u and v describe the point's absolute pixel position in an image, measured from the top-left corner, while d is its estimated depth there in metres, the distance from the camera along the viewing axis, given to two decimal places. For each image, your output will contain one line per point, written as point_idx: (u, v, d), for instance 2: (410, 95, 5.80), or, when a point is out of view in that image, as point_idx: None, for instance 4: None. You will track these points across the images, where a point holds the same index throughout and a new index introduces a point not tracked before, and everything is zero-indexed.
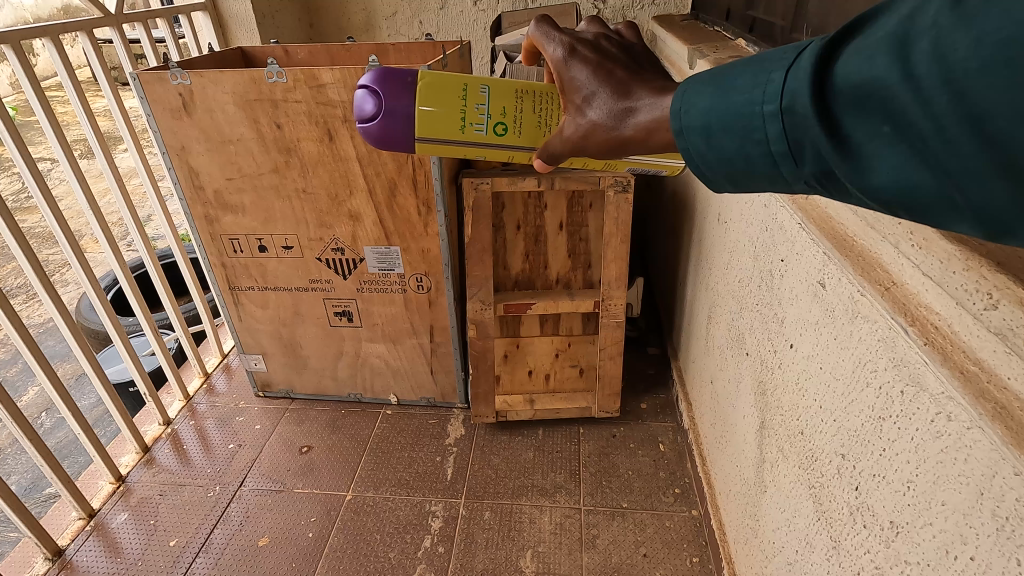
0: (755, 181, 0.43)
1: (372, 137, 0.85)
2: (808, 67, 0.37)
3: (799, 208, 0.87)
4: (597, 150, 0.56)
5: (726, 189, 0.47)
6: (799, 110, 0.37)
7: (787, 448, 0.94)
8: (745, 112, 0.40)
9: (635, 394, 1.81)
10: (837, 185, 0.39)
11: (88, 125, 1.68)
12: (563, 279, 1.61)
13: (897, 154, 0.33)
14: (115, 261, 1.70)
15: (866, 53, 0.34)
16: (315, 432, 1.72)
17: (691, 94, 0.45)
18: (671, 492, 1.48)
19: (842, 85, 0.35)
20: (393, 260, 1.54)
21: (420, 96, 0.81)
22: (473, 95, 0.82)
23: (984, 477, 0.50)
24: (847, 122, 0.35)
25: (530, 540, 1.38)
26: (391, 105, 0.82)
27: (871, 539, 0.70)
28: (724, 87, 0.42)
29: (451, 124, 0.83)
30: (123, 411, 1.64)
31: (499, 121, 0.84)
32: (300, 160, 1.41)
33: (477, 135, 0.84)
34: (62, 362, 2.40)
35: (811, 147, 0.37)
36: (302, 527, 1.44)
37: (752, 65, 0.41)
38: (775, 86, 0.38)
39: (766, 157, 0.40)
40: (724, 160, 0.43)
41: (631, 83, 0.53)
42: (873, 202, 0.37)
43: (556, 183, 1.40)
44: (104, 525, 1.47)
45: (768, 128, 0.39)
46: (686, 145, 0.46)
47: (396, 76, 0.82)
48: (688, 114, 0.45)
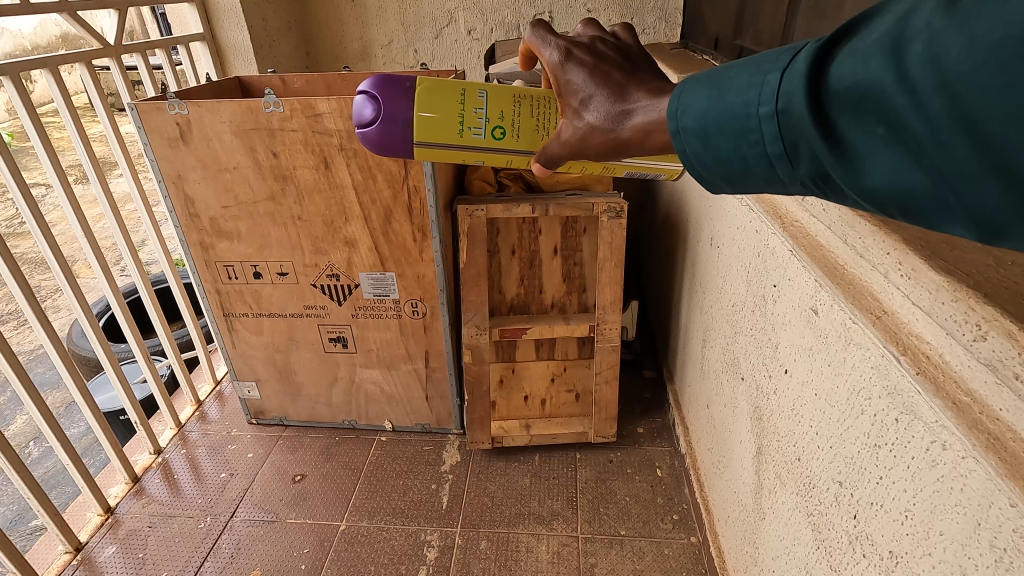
0: (752, 181, 0.44)
1: (372, 143, 0.86)
2: (803, 69, 0.38)
3: (789, 236, 0.89)
4: (595, 151, 0.57)
5: (722, 189, 0.48)
6: (794, 112, 0.38)
7: (785, 474, 0.94)
8: (741, 113, 0.42)
9: (632, 417, 1.81)
10: (832, 186, 0.40)
11: (84, 153, 1.69)
12: (558, 303, 1.62)
13: (891, 155, 0.34)
14: (109, 289, 1.69)
15: (860, 55, 0.35)
16: (309, 460, 1.70)
17: (686, 97, 0.46)
18: (669, 518, 1.47)
19: (837, 86, 0.36)
20: (388, 285, 1.54)
21: (419, 101, 0.82)
22: (472, 100, 0.84)
23: (980, 508, 0.50)
24: (842, 123, 0.36)
25: (527, 569, 1.36)
26: (389, 112, 0.83)
27: (871, 568, 0.69)
28: (720, 90, 0.43)
29: (450, 129, 0.83)
30: (113, 441, 1.62)
31: (497, 125, 0.84)
32: (296, 187, 1.42)
33: (475, 139, 0.84)
34: (52, 390, 2.38)
35: (806, 147, 0.39)
36: (295, 559, 1.41)
37: (747, 67, 0.42)
38: (771, 88, 0.40)
39: (762, 158, 0.42)
40: (719, 160, 0.45)
41: (625, 84, 0.54)
42: (867, 202, 0.38)
43: (551, 209, 1.42)
44: (91, 559, 1.43)
45: (764, 129, 0.40)
46: (683, 146, 0.47)
47: (394, 81, 0.83)
48: (684, 115, 0.46)
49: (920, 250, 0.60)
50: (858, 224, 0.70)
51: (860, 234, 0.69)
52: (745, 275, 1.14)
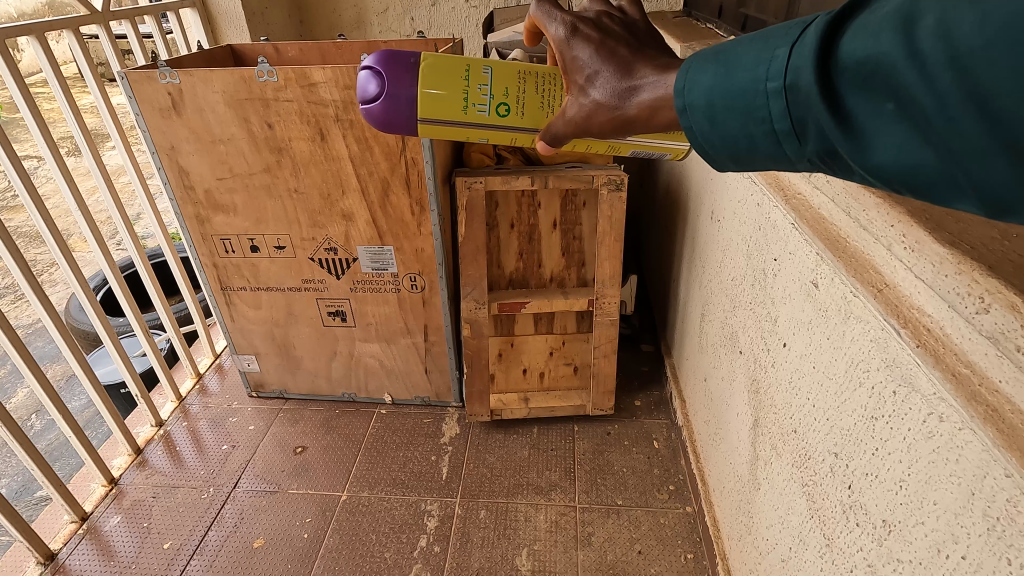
0: (759, 159, 0.44)
1: (376, 119, 0.83)
2: (813, 43, 0.37)
3: (792, 209, 0.87)
4: (601, 130, 0.56)
5: (728, 166, 0.47)
6: (802, 88, 0.37)
7: (780, 445, 0.95)
8: (749, 89, 0.40)
9: (629, 391, 1.82)
10: (839, 164, 0.39)
11: (75, 125, 1.66)
12: (557, 277, 1.61)
13: (901, 131, 0.33)
14: (105, 262, 1.68)
15: (871, 28, 0.34)
16: (309, 432, 1.71)
17: (693, 73, 0.45)
18: (665, 489, 1.49)
19: (846, 61, 0.35)
20: (387, 260, 1.53)
21: (424, 78, 0.80)
22: (476, 76, 0.82)
23: (975, 478, 0.51)
24: (851, 101, 0.35)
25: (526, 538, 1.38)
26: (394, 89, 0.81)
27: (864, 537, 0.71)
28: (728, 64, 0.42)
29: (454, 105, 0.82)
30: (115, 413, 1.63)
31: (502, 102, 0.83)
32: (292, 159, 1.40)
33: (479, 115, 0.83)
34: (52, 364, 2.39)
35: (814, 124, 0.38)
36: (298, 528, 1.43)
37: (755, 41, 0.41)
38: (779, 63, 0.39)
39: (769, 135, 0.41)
40: (726, 139, 0.44)
41: (632, 61, 0.53)
42: (874, 178, 0.37)
43: (550, 181, 1.41)
44: (97, 528, 1.46)
45: (772, 106, 0.39)
46: (689, 124, 0.46)
47: (398, 58, 0.81)
48: (691, 93, 0.45)
49: (925, 223, 0.59)
50: (862, 195, 0.69)
51: (863, 207, 0.68)
52: (744, 250, 1.14)
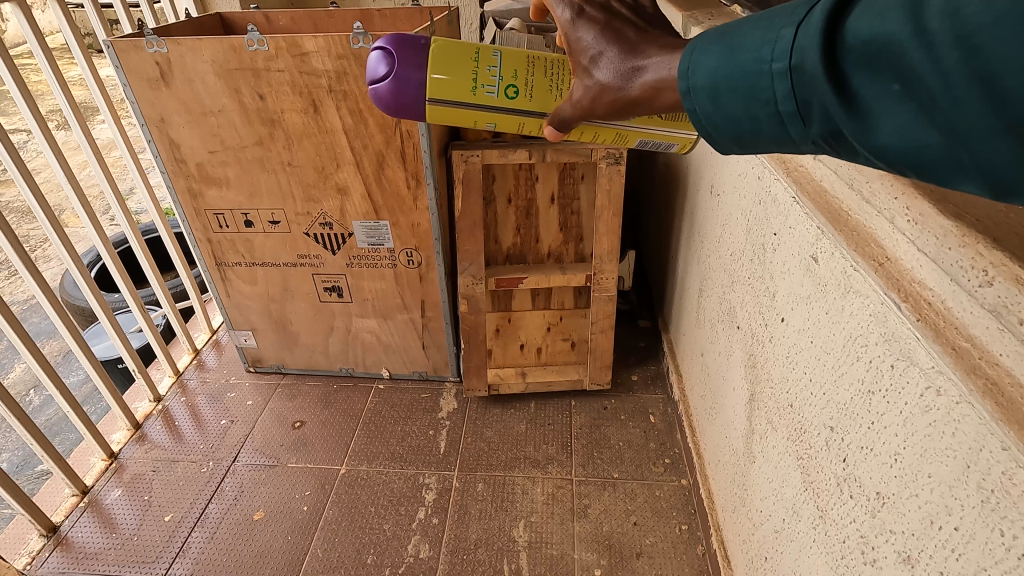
0: (763, 142, 0.44)
1: (385, 103, 0.82)
2: (820, 23, 0.37)
3: (793, 181, 0.85)
4: (606, 110, 0.56)
5: (731, 149, 0.48)
6: (807, 69, 0.38)
7: (776, 419, 0.96)
8: (752, 71, 0.41)
9: (626, 366, 1.83)
10: (844, 146, 0.40)
11: (61, 97, 1.62)
12: (555, 252, 1.60)
13: (905, 113, 0.34)
14: (98, 238, 1.66)
15: (878, 9, 0.34)
16: (307, 408, 1.72)
17: (699, 55, 0.46)
18: (661, 462, 1.51)
19: (853, 41, 0.36)
20: (383, 235, 1.51)
21: (432, 57, 0.78)
22: (486, 58, 0.79)
23: (971, 451, 0.52)
24: (856, 81, 0.36)
25: (522, 510, 1.40)
26: (402, 71, 0.80)
27: (857, 509, 0.71)
28: (734, 45, 0.43)
29: (463, 86, 0.79)
30: (112, 389, 1.63)
31: (511, 84, 0.80)
32: (285, 132, 1.37)
33: (488, 97, 0.80)
34: (48, 340, 2.38)
35: (819, 105, 0.38)
36: (297, 501, 1.45)
37: (762, 22, 0.42)
38: (785, 43, 0.39)
39: (773, 117, 0.42)
40: (730, 121, 0.45)
41: (637, 43, 0.53)
42: (880, 160, 0.37)
43: (548, 155, 1.39)
44: (98, 502, 1.47)
45: (777, 87, 0.40)
46: (693, 106, 0.47)
47: (408, 41, 0.80)
48: (695, 75, 0.46)
49: (929, 195, 0.58)
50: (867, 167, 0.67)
51: (867, 179, 0.67)
52: (744, 224, 1.13)
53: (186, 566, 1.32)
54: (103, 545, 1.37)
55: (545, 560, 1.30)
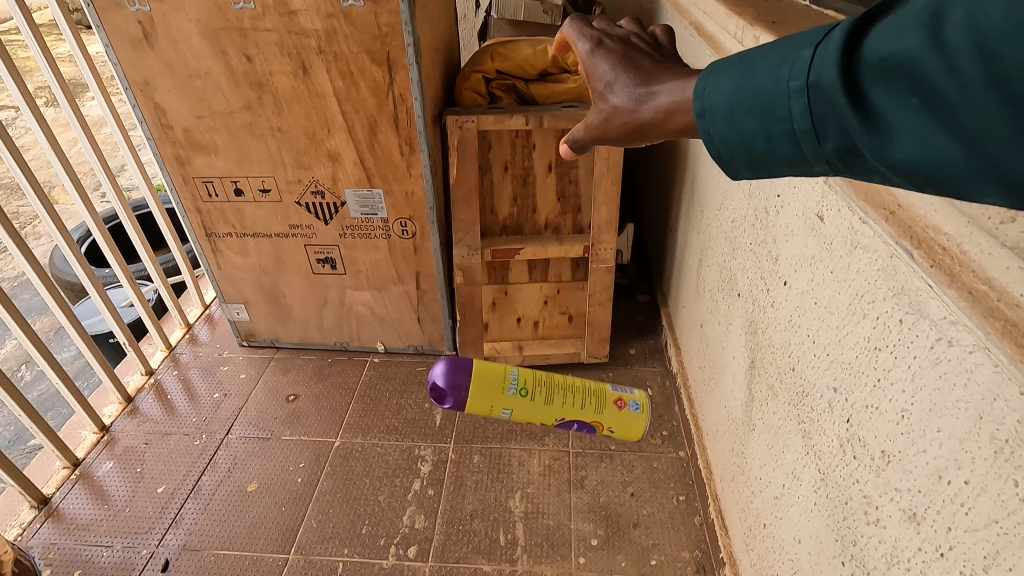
0: (776, 165, 0.43)
1: (437, 397, 1.07)
2: (838, 41, 0.36)
3: None
4: (618, 134, 0.57)
5: (743, 174, 0.46)
6: (825, 84, 0.37)
7: (777, 385, 0.94)
8: (770, 89, 0.40)
9: (624, 340, 1.81)
10: (859, 164, 0.38)
11: (49, 73, 1.57)
12: (553, 223, 1.56)
13: (921, 126, 0.33)
14: (87, 212, 1.62)
15: (896, 28, 0.34)
16: (301, 381, 1.70)
17: (714, 78, 0.45)
18: (659, 434, 1.50)
19: (871, 57, 0.35)
20: (376, 204, 1.47)
21: (473, 394, 1.05)
22: (508, 395, 1.07)
23: (984, 401, 0.50)
24: (873, 94, 0.35)
25: (519, 481, 1.39)
26: (458, 385, 1.04)
27: (861, 469, 0.70)
28: (751, 65, 0.42)
29: (496, 392, 1.06)
30: (103, 362, 1.60)
31: (522, 388, 1.08)
32: (274, 96, 1.32)
33: (507, 412, 1.08)
34: (40, 316, 2.35)
35: (835, 122, 0.37)
36: (292, 473, 1.44)
37: (780, 47, 0.41)
38: (803, 62, 0.38)
39: (787, 136, 0.40)
40: (742, 143, 0.43)
41: (654, 73, 0.55)
42: (897, 176, 0.36)
43: (545, 121, 1.36)
44: (89, 474, 1.46)
45: (793, 105, 0.39)
46: (706, 128, 0.46)
47: (462, 367, 1.05)
48: (711, 96, 0.44)
49: None
50: None
51: None
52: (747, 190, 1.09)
53: (179, 537, 1.31)
54: (95, 516, 1.36)
55: (542, 530, 1.29)
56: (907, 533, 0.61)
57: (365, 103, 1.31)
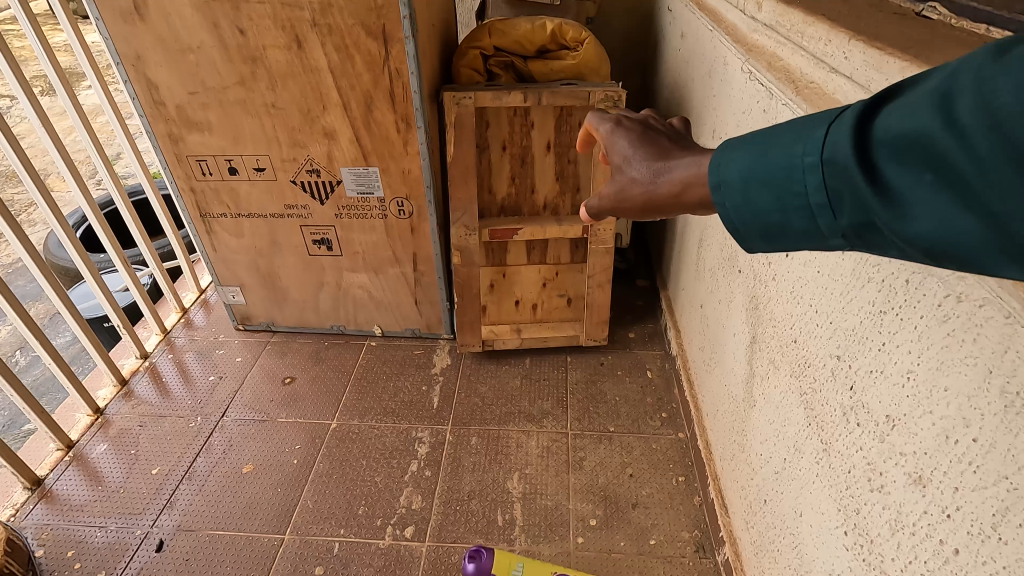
0: (791, 237, 0.41)
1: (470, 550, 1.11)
2: (851, 120, 0.36)
3: (803, 99, 0.79)
4: (632, 207, 0.56)
5: (757, 249, 0.45)
6: (840, 160, 0.36)
7: (779, 358, 0.92)
8: (784, 165, 0.39)
9: (623, 324, 1.79)
10: (876, 239, 0.37)
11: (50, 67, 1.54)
12: (551, 204, 1.54)
13: (939, 203, 0.32)
14: (84, 201, 1.60)
15: (906, 107, 0.33)
16: (298, 364, 1.68)
17: (725, 153, 0.44)
18: (658, 416, 1.48)
19: (882, 136, 0.34)
20: (373, 182, 1.46)
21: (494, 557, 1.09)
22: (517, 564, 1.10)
23: (994, 355, 0.48)
24: (888, 171, 0.34)
25: (517, 463, 1.38)
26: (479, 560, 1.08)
27: (865, 436, 0.68)
28: (762, 143, 0.41)
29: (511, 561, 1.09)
30: (97, 344, 1.59)
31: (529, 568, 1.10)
32: (268, 71, 1.30)
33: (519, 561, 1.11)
34: (35, 302, 2.33)
35: (851, 197, 0.36)
36: (288, 454, 1.42)
37: (792, 125, 0.40)
38: (816, 139, 0.37)
39: (802, 210, 0.39)
40: (757, 217, 0.42)
41: (671, 149, 0.56)
42: (917, 251, 0.35)
43: (543, 97, 1.33)
44: (83, 456, 1.44)
45: (808, 180, 0.38)
46: (721, 201, 0.44)
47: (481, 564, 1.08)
48: (723, 170, 0.43)
49: None
50: (885, 63, 0.62)
51: (886, 76, 0.62)
52: None
53: (174, 517, 1.29)
54: (89, 498, 1.35)
55: (541, 511, 1.28)
56: (913, 497, 0.59)
57: (360, 78, 1.29)
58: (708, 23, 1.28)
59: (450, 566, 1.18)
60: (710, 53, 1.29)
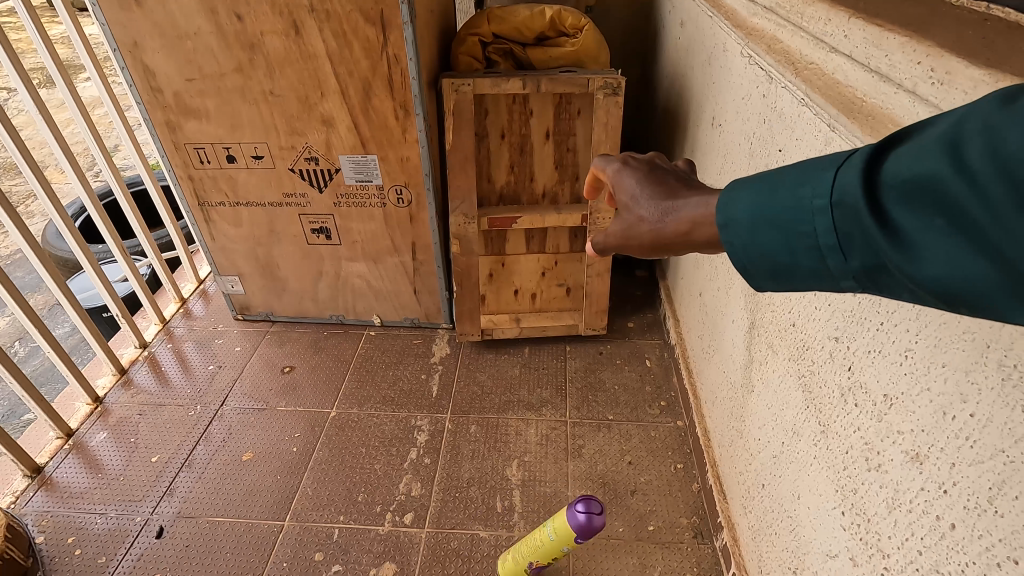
0: (800, 279, 0.40)
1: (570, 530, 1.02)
2: (860, 163, 0.35)
3: (803, 81, 0.78)
4: (640, 245, 0.55)
5: (766, 288, 0.44)
6: (849, 203, 0.35)
7: (778, 341, 0.92)
8: (792, 206, 0.38)
9: (622, 314, 1.79)
10: (888, 283, 0.36)
11: (48, 58, 1.54)
12: (550, 192, 1.54)
13: (952, 248, 0.31)
14: (83, 190, 1.60)
15: (915, 151, 0.32)
16: (297, 353, 1.68)
17: (732, 192, 0.43)
18: (656, 404, 1.48)
19: (892, 180, 0.33)
20: (371, 170, 1.45)
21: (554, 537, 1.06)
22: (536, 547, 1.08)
23: (991, 329, 0.48)
24: (897, 214, 0.33)
25: (516, 450, 1.38)
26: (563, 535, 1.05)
27: (863, 416, 0.68)
28: (770, 184, 0.41)
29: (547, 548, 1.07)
30: (96, 334, 1.59)
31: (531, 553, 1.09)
32: (265, 57, 1.30)
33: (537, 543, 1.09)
34: (34, 294, 2.33)
35: (861, 238, 0.35)
36: (287, 442, 1.42)
37: (800, 166, 0.40)
38: (825, 181, 0.37)
39: (811, 251, 0.38)
40: (765, 257, 0.41)
41: (678, 188, 0.55)
42: (929, 294, 0.33)
43: (542, 85, 1.33)
44: (82, 444, 1.44)
45: (817, 221, 0.37)
46: (729, 240, 0.43)
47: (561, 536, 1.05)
48: (731, 210, 0.43)
49: (957, 51, 0.52)
50: (885, 39, 0.62)
51: (886, 52, 0.62)
52: (748, 151, 1.03)
53: (174, 505, 1.30)
54: (89, 485, 1.35)
55: (540, 497, 1.28)
56: (910, 474, 0.59)
57: (359, 65, 1.29)
58: (708, 9, 1.28)
59: (450, 551, 1.19)
60: (710, 39, 1.28)
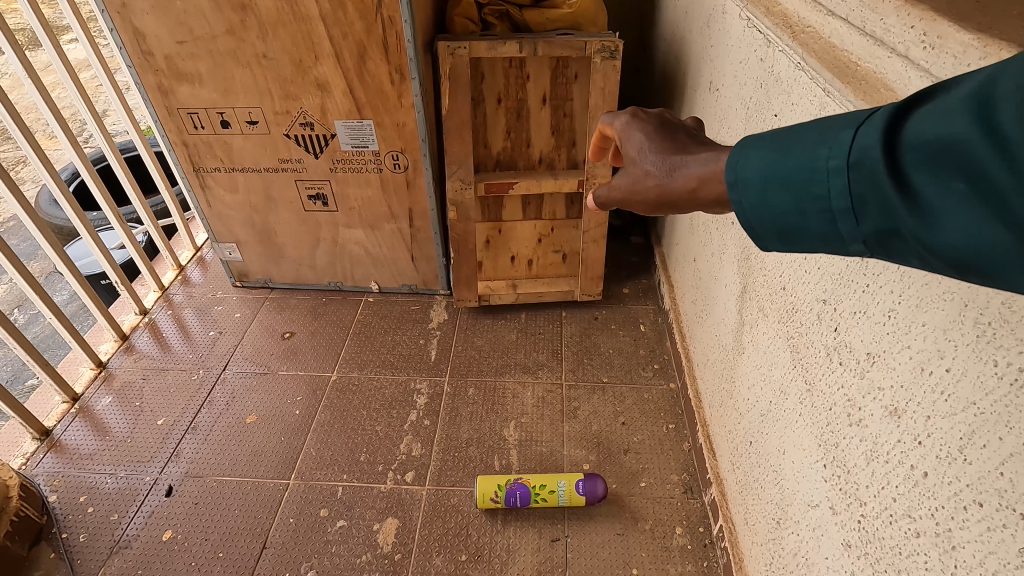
0: (810, 241, 0.42)
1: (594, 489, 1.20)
2: (881, 124, 0.36)
3: (800, 44, 0.78)
4: (646, 201, 0.57)
5: (773, 248, 0.45)
6: (868, 164, 0.36)
7: (768, 305, 0.95)
8: (808, 165, 0.39)
9: (618, 279, 1.82)
10: (896, 249, 0.37)
11: (34, 18, 1.50)
12: (547, 158, 1.53)
13: (969, 213, 0.31)
14: (76, 155, 1.59)
15: (940, 112, 0.33)
16: (297, 319, 1.71)
17: (746, 149, 0.44)
18: (650, 367, 1.52)
19: (914, 141, 0.34)
20: (367, 136, 1.44)
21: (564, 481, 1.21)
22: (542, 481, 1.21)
23: (970, 290, 0.51)
24: (917, 178, 0.33)
25: (513, 412, 1.42)
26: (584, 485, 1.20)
27: (846, 374, 0.71)
28: (785, 143, 0.41)
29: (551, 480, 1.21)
30: (96, 300, 1.60)
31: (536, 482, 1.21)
32: (257, 19, 1.28)
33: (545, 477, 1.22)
34: (31, 261, 2.33)
35: (877, 201, 0.36)
36: (290, 405, 1.46)
37: (819, 125, 0.40)
38: (843, 142, 0.37)
39: (824, 214, 0.39)
40: (775, 216, 0.42)
41: (687, 144, 0.57)
42: (940, 261, 0.34)
43: (540, 48, 1.31)
44: (89, 408, 1.47)
45: (832, 183, 0.38)
46: (738, 198, 0.45)
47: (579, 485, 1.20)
48: (744, 167, 0.44)
49: (950, 17, 0.53)
50: (882, 3, 0.62)
51: (882, 16, 0.62)
52: (744, 115, 1.03)
53: (182, 465, 1.34)
54: (98, 448, 1.38)
55: (536, 456, 1.33)
56: (888, 428, 0.63)
57: (352, 27, 1.27)
58: None
59: (450, 507, 1.24)
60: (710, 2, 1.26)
